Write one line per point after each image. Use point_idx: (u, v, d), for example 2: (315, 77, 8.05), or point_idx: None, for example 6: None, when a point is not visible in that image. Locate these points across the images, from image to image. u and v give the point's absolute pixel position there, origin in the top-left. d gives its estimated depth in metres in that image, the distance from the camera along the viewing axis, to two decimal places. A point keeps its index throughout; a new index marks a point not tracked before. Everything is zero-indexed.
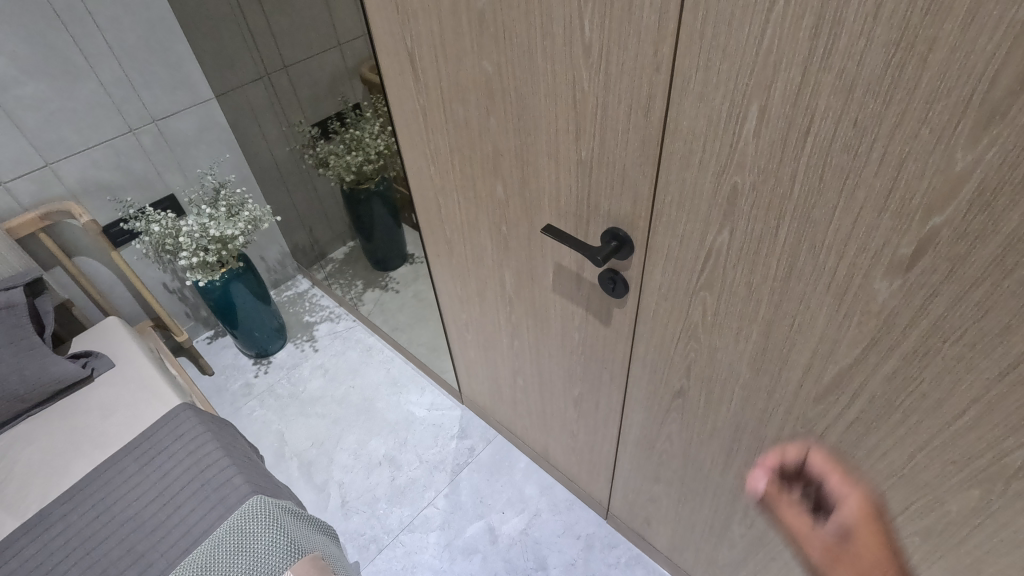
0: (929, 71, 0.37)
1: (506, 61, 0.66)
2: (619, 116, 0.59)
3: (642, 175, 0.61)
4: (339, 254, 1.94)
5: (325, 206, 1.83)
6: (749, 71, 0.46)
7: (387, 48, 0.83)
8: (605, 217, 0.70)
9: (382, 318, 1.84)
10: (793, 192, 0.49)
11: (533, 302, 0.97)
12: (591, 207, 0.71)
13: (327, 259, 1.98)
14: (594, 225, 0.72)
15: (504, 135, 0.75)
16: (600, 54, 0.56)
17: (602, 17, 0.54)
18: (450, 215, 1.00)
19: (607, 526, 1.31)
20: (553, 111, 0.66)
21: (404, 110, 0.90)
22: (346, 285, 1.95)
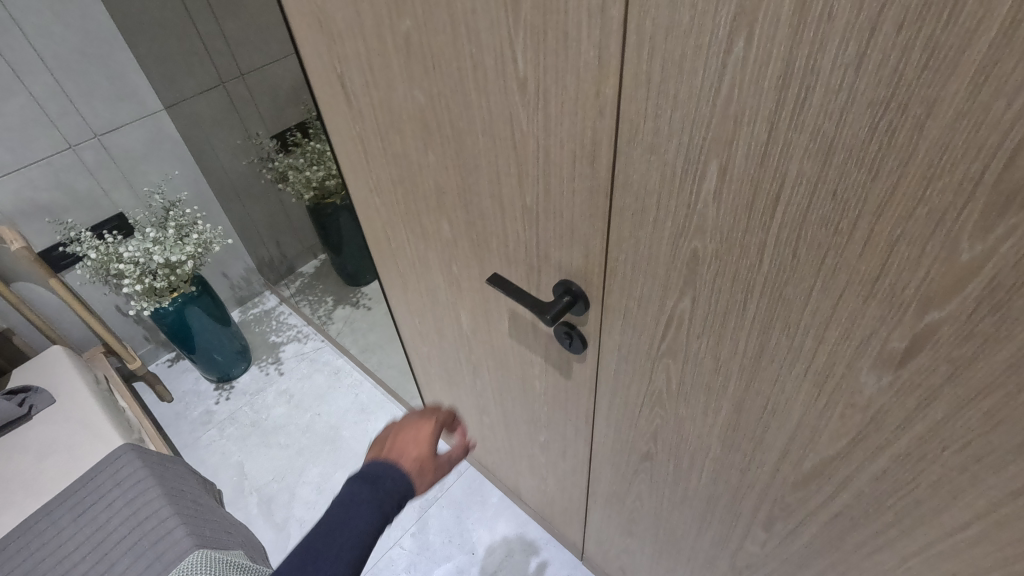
0: (927, 140, 0.29)
1: (439, 92, 0.57)
2: (563, 162, 0.50)
3: (592, 228, 0.53)
4: (308, 268, 1.87)
5: (289, 220, 1.75)
6: (705, 123, 0.37)
7: (316, 68, 0.74)
8: (556, 269, 0.61)
9: (351, 338, 1.75)
10: (761, 265, 0.41)
11: (491, 345, 0.88)
12: (540, 256, 0.62)
13: (295, 275, 1.90)
14: (545, 275, 0.64)
15: (444, 172, 0.66)
16: (536, 90, 0.47)
17: (535, 49, 0.45)
18: (400, 248, 0.91)
19: (582, 567, 1.23)
20: (492, 151, 0.57)
21: (342, 135, 0.80)
22: (315, 302, 1.87)
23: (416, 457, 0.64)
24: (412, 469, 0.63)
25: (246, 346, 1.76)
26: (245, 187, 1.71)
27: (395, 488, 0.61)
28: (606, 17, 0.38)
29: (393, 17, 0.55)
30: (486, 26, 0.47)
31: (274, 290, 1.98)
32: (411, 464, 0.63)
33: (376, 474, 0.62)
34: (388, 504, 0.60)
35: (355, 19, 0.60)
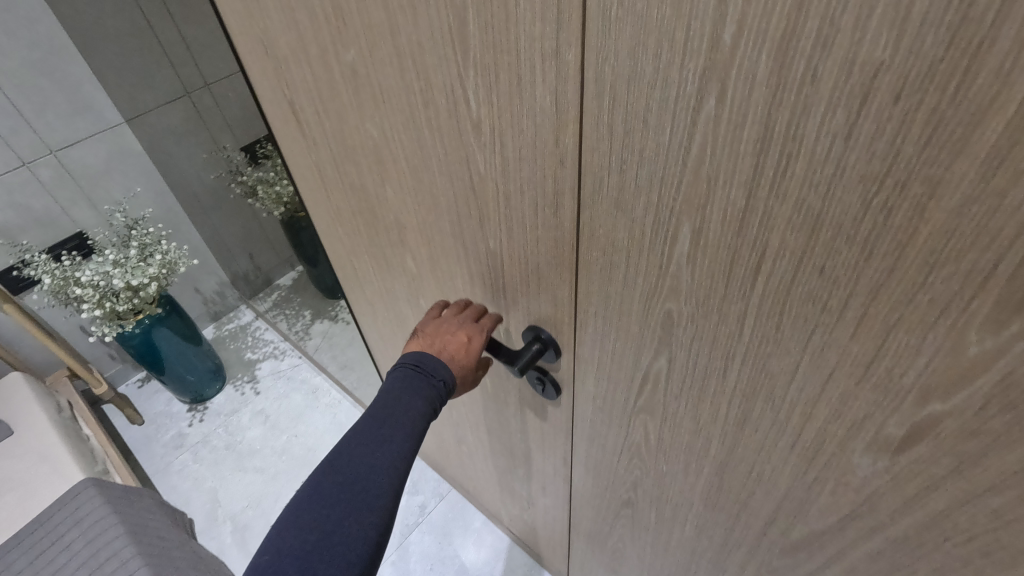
0: (929, 222, 0.24)
1: (391, 127, 0.52)
2: (525, 210, 0.45)
3: (560, 279, 0.48)
4: (285, 281, 1.82)
5: (265, 232, 1.74)
6: (676, 183, 0.33)
7: (265, 93, 0.68)
8: (525, 314, 0.57)
9: (330, 355, 1.68)
10: (742, 334, 0.37)
11: None
12: (508, 300, 0.57)
13: (272, 287, 1.85)
14: (513, 319, 0.59)
15: (404, 208, 0.61)
16: (491, 134, 0.42)
17: (487, 91, 0.40)
18: (367, 279, 0.86)
19: None
20: (450, 191, 0.52)
21: (298, 162, 0.75)
22: (293, 317, 1.80)
23: (468, 359, 0.59)
24: (462, 372, 0.59)
25: (220, 365, 1.70)
26: (218, 197, 1.65)
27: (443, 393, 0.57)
28: (560, 62, 0.33)
29: (337, 46, 0.50)
30: (434, 62, 0.42)
31: (249, 304, 1.92)
32: (461, 367, 0.59)
33: (427, 371, 0.57)
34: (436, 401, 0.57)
35: (299, 46, 0.55)
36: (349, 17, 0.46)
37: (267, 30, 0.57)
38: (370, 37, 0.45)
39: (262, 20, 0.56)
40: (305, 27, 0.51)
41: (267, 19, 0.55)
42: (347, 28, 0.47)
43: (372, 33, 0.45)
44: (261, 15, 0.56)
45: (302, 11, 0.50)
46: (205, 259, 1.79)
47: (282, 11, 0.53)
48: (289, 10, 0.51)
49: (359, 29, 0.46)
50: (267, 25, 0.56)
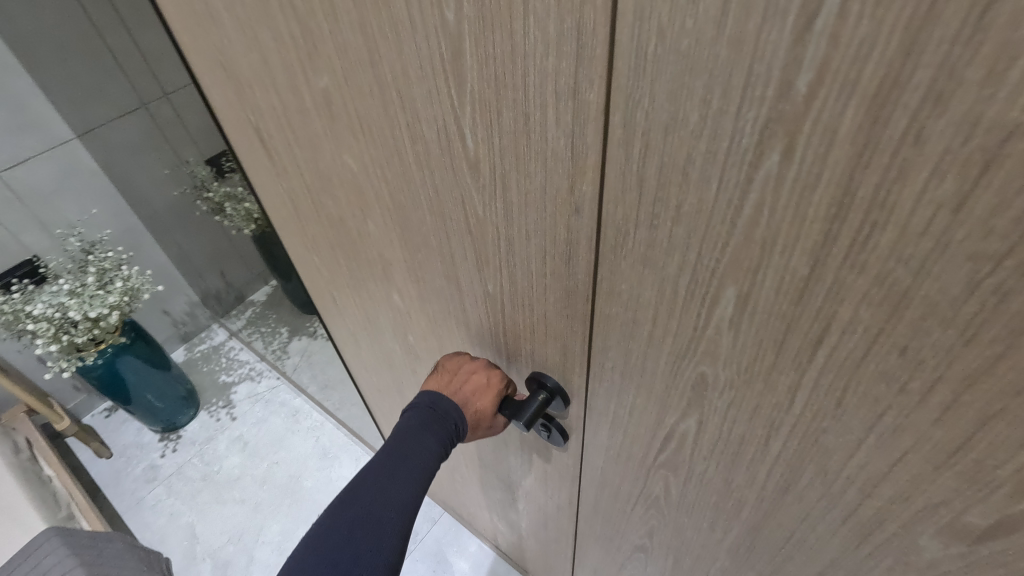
0: None
1: (373, 162, 0.46)
2: (531, 257, 0.40)
3: (571, 330, 0.43)
4: (258, 297, 1.75)
5: (235, 247, 1.70)
6: (721, 243, 0.28)
7: (227, 118, 0.61)
8: (528, 360, 0.52)
9: (309, 376, 1.59)
10: (792, 405, 0.32)
11: None
12: (509, 345, 0.52)
13: (245, 304, 1.77)
14: (515, 365, 0.54)
15: (389, 245, 0.55)
16: (492, 175, 0.37)
17: (488, 130, 0.34)
18: (348, 311, 0.79)
19: None
20: (442, 232, 0.46)
21: (268, 191, 0.68)
22: (269, 335, 1.73)
23: (485, 403, 0.53)
24: (478, 416, 0.53)
25: (193, 391, 1.61)
26: (182, 214, 1.57)
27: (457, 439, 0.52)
28: (580, 103, 0.28)
29: (308, 72, 0.44)
30: (424, 95, 0.36)
31: (221, 323, 1.82)
32: (477, 411, 0.53)
33: (440, 411, 0.52)
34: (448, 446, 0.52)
35: (263, 69, 0.48)
36: (322, 41, 0.39)
37: (226, 52, 0.50)
38: (346, 65, 0.39)
39: (220, 40, 0.50)
40: (269, 49, 0.45)
41: (225, 38, 0.49)
42: (319, 52, 0.41)
43: (349, 60, 0.39)
44: (218, 33, 0.49)
45: (265, 31, 0.44)
46: (172, 279, 1.66)
47: (242, 32, 0.46)
48: (251, 31, 0.45)
49: (333, 55, 0.40)
50: (226, 46, 0.50)
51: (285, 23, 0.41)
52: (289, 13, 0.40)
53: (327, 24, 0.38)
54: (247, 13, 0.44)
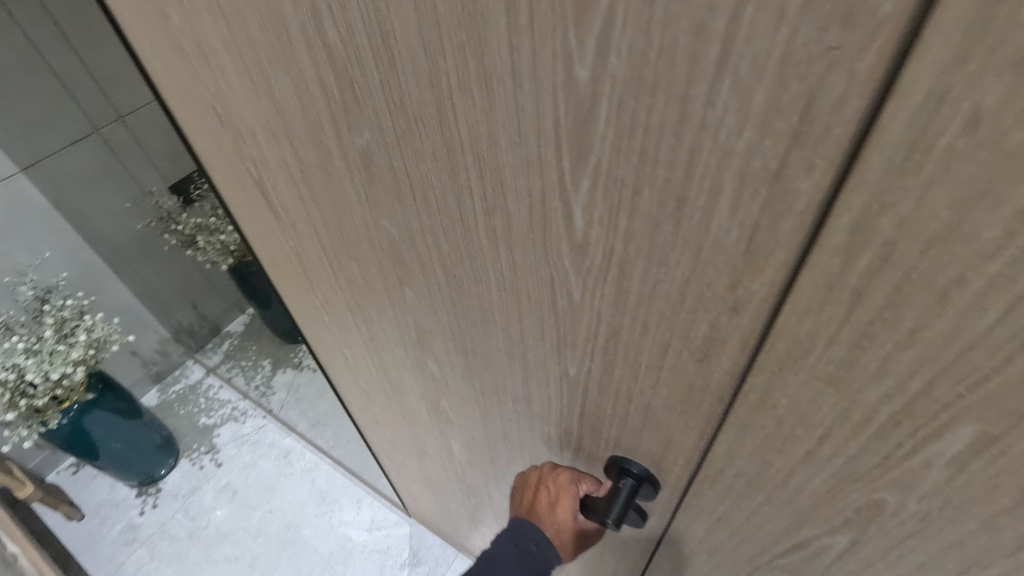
0: None
1: (425, 231, 0.38)
2: (644, 350, 0.33)
3: (684, 425, 0.36)
4: (236, 327, 1.68)
5: (207, 278, 1.58)
6: (972, 378, 0.22)
7: (219, 169, 0.52)
8: (609, 444, 0.44)
9: (298, 411, 1.50)
10: (1019, 545, 0.26)
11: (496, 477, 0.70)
12: (586, 427, 0.45)
13: (220, 337, 1.67)
14: (590, 445, 0.47)
15: (432, 316, 0.47)
16: (608, 262, 0.29)
17: (615, 213, 0.27)
18: (362, 370, 0.70)
19: None
20: (515, 311, 0.38)
21: (268, 247, 0.58)
22: (251, 370, 1.61)
23: (559, 514, 0.47)
24: (559, 528, 0.48)
25: (171, 436, 1.47)
26: (148, 247, 1.41)
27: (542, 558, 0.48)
28: (780, 194, 0.21)
29: (341, 128, 0.35)
30: (517, 167, 0.28)
31: (197, 360, 1.66)
32: (554, 524, 0.47)
33: (516, 534, 0.48)
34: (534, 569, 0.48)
35: (275, 122, 0.39)
36: (370, 93, 0.31)
37: (222, 98, 0.41)
38: (402, 124, 0.31)
39: (214, 85, 0.40)
40: (288, 98, 0.36)
41: (222, 82, 0.39)
42: (363, 105, 0.32)
43: (408, 120, 0.30)
44: (213, 77, 0.39)
45: (284, 78, 0.34)
46: (139, 317, 1.48)
47: (249, 78, 0.37)
48: (263, 77, 0.36)
49: (385, 111, 0.31)
50: (223, 92, 0.40)
51: (316, 70, 0.32)
52: (324, 59, 0.31)
53: (381, 75, 0.29)
54: (258, 56, 0.34)
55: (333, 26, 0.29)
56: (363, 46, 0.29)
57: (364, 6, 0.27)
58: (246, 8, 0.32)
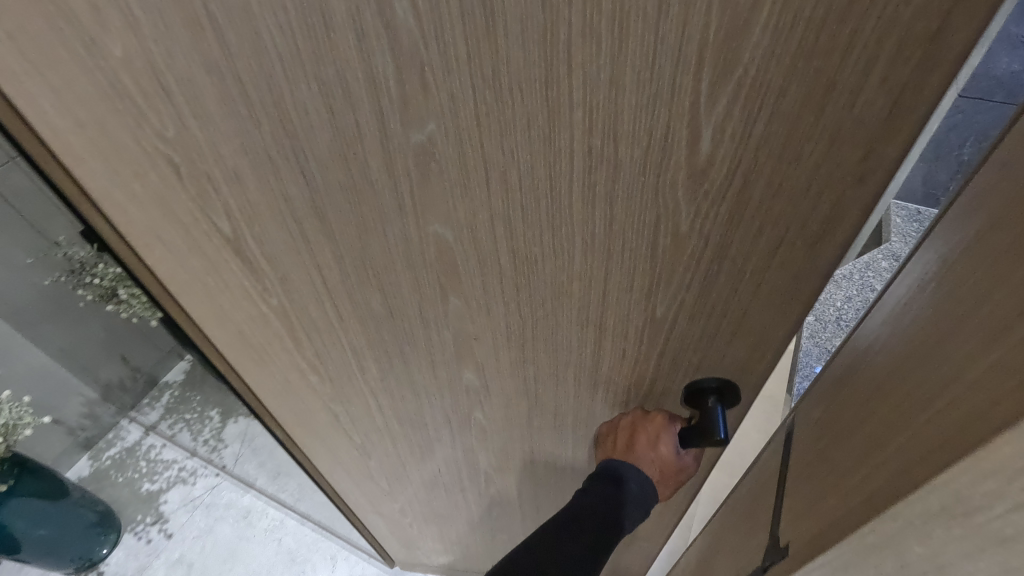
0: None
1: (498, 217, 0.35)
2: (754, 252, 0.35)
3: (780, 316, 0.39)
4: (175, 376, 1.40)
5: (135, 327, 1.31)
6: None
7: (158, 246, 0.41)
8: (690, 371, 0.46)
9: (257, 463, 1.25)
10: None
11: (536, 469, 0.68)
12: (667, 363, 0.46)
13: (158, 389, 1.39)
14: (663, 384, 0.49)
15: (487, 316, 0.44)
16: (734, 173, 0.30)
17: (751, 120, 0.28)
18: (365, 420, 0.62)
19: None
20: (606, 268, 0.37)
21: (236, 322, 0.49)
22: (198, 422, 1.33)
23: (660, 451, 0.48)
24: (659, 463, 0.49)
25: (108, 510, 1.17)
26: (58, 304, 1.13)
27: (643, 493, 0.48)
28: (933, 54, 0.24)
29: (395, 128, 0.31)
30: (640, 107, 0.28)
31: (128, 418, 1.35)
32: (656, 460, 0.48)
33: (614, 474, 0.49)
34: (631, 507, 0.48)
35: (283, 147, 0.32)
36: (449, 72, 0.28)
37: (192, 141, 0.33)
38: (492, 97, 0.28)
39: (181, 126, 0.32)
40: (315, 112, 0.30)
41: (199, 117, 0.31)
42: (434, 90, 0.29)
43: (503, 88, 0.28)
44: (181, 115, 0.31)
45: (314, 85, 0.29)
46: (57, 383, 1.18)
47: (249, 101, 0.30)
48: (274, 91, 0.30)
49: (470, 89, 0.28)
50: (195, 132, 0.32)
51: (367, 64, 0.28)
52: (386, 46, 0.27)
53: (471, 48, 0.26)
54: (273, 68, 0.28)
55: (406, 3, 0.25)
56: (451, 17, 0.25)
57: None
58: (260, 9, 0.26)
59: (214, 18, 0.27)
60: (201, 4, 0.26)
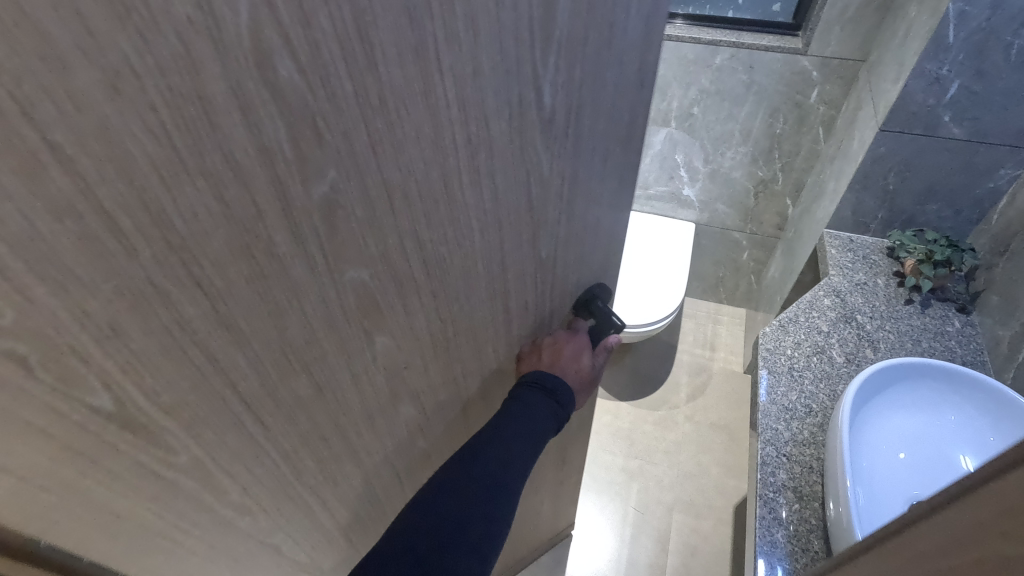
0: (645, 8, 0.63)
1: (402, 227, 0.48)
2: (510, 164, 0.56)
3: (530, 197, 0.62)
4: None
5: None
6: None
7: (5, 482, 0.31)
8: (511, 263, 0.67)
9: None
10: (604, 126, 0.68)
11: (450, 434, 0.78)
12: (500, 267, 0.66)
13: None
14: (501, 282, 0.68)
15: (394, 304, 0.53)
16: (486, 122, 0.50)
17: (485, 82, 0.47)
18: (305, 511, 0.58)
19: (660, 516, 1.53)
20: (450, 217, 0.53)
21: (133, 517, 0.39)
22: None
23: (572, 364, 0.80)
24: (570, 373, 0.79)
25: None
26: None
27: (567, 396, 0.76)
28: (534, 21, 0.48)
29: (295, 186, 0.37)
30: (443, 95, 0.44)
31: None
32: (568, 372, 0.79)
33: (550, 377, 0.76)
34: (554, 410, 0.75)
35: (169, 269, 0.32)
36: (338, 111, 0.37)
37: (31, 318, 0.27)
38: (362, 121, 0.39)
39: (26, 301, 0.26)
40: (204, 209, 0.32)
41: (53, 279, 0.27)
42: (324, 136, 0.37)
43: (367, 113, 0.39)
44: (22, 289, 0.26)
45: (200, 181, 0.31)
46: None
47: (119, 233, 0.28)
48: (152, 206, 0.29)
49: (360, 120, 0.38)
50: (48, 302, 0.27)
51: (256, 134, 0.33)
52: (274, 112, 0.33)
53: (354, 82, 0.36)
54: (149, 179, 0.28)
55: (288, 60, 0.32)
56: (332, 66, 0.35)
57: (336, 18, 0.33)
58: (122, 124, 0.26)
59: (59, 150, 0.24)
60: (29, 140, 0.24)
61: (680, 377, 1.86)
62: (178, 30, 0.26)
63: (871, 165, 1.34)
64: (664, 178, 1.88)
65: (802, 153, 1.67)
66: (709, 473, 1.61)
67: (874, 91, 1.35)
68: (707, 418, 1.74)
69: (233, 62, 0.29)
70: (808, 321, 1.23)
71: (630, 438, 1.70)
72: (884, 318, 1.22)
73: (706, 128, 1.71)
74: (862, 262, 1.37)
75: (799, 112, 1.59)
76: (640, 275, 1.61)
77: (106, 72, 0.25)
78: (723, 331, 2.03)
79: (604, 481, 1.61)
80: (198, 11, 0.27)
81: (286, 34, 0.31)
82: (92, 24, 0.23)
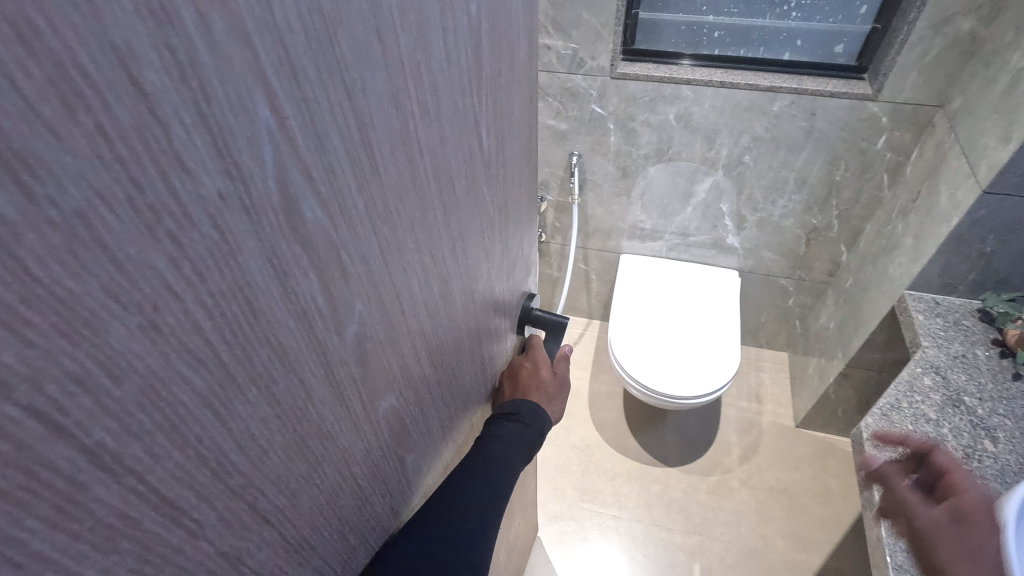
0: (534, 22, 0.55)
1: (414, 330, 0.40)
2: (472, 229, 0.48)
3: (481, 248, 0.53)
4: None
5: None
6: None
7: None
8: (481, 319, 0.58)
9: None
10: (520, 156, 0.59)
11: None
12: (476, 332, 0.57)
13: None
14: (479, 343, 0.59)
15: (418, 409, 0.45)
16: (450, 194, 0.41)
17: (448, 147, 0.38)
18: None
19: None
20: (442, 296, 0.44)
21: None
22: None
23: (528, 385, 0.69)
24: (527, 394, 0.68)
25: None
26: None
27: (534, 416, 0.64)
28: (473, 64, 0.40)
29: (330, 338, 0.29)
30: (426, 177, 0.36)
31: None
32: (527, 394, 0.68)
33: (514, 405, 0.65)
34: (525, 436, 0.62)
35: (230, 518, 0.25)
36: (355, 236, 0.29)
37: None
38: (376, 238, 0.31)
39: None
40: (258, 421, 0.25)
41: None
42: (348, 269, 0.29)
43: (377, 228, 0.31)
44: None
45: (251, 390, 0.24)
46: None
47: (175, 509, 0.21)
48: (207, 452, 0.22)
49: (374, 239, 0.31)
50: None
51: (293, 302, 0.25)
52: (306, 265, 0.25)
53: (364, 195, 0.28)
54: (197, 421, 0.21)
55: (313, 202, 0.24)
56: (347, 193, 0.27)
57: (346, 135, 0.26)
58: (167, 371, 0.19)
59: (100, 453, 0.17)
60: (62, 460, 0.16)
61: (728, 436, 1.69)
62: (208, 215, 0.19)
63: (967, 230, 1.09)
64: (705, 228, 1.57)
65: (863, 202, 1.39)
66: (775, 546, 1.46)
67: (966, 143, 1.09)
68: (764, 482, 1.59)
69: (265, 226, 0.22)
70: (910, 407, 1.01)
71: (684, 510, 1.54)
72: (994, 400, 1.00)
73: (756, 177, 1.41)
74: (955, 329, 1.14)
75: (863, 159, 1.32)
76: (695, 350, 1.38)
77: (143, 309, 0.17)
78: (768, 379, 1.82)
79: (662, 565, 1.45)
80: (226, 179, 0.19)
81: (308, 170, 0.24)
82: (121, 255, 0.16)
